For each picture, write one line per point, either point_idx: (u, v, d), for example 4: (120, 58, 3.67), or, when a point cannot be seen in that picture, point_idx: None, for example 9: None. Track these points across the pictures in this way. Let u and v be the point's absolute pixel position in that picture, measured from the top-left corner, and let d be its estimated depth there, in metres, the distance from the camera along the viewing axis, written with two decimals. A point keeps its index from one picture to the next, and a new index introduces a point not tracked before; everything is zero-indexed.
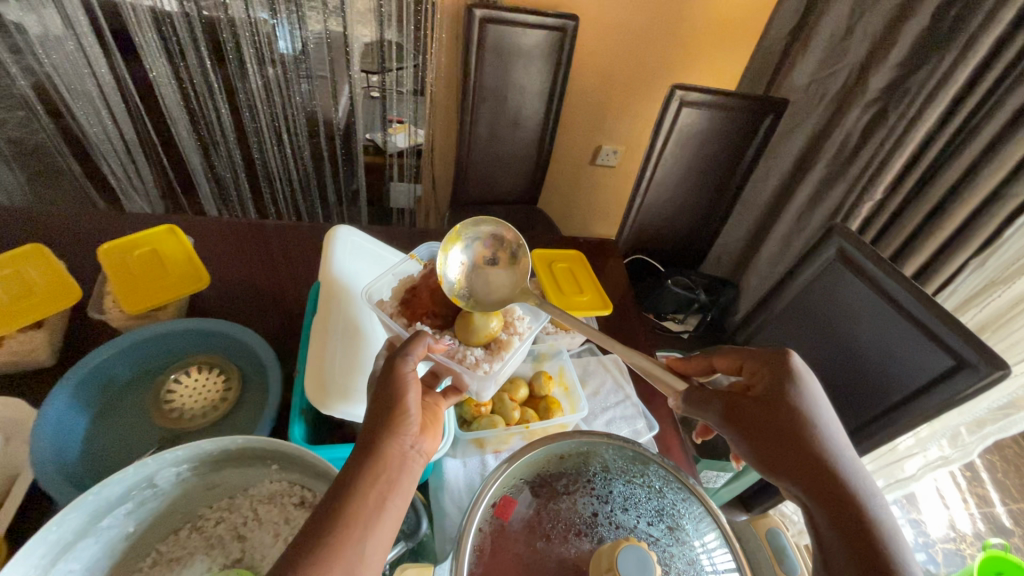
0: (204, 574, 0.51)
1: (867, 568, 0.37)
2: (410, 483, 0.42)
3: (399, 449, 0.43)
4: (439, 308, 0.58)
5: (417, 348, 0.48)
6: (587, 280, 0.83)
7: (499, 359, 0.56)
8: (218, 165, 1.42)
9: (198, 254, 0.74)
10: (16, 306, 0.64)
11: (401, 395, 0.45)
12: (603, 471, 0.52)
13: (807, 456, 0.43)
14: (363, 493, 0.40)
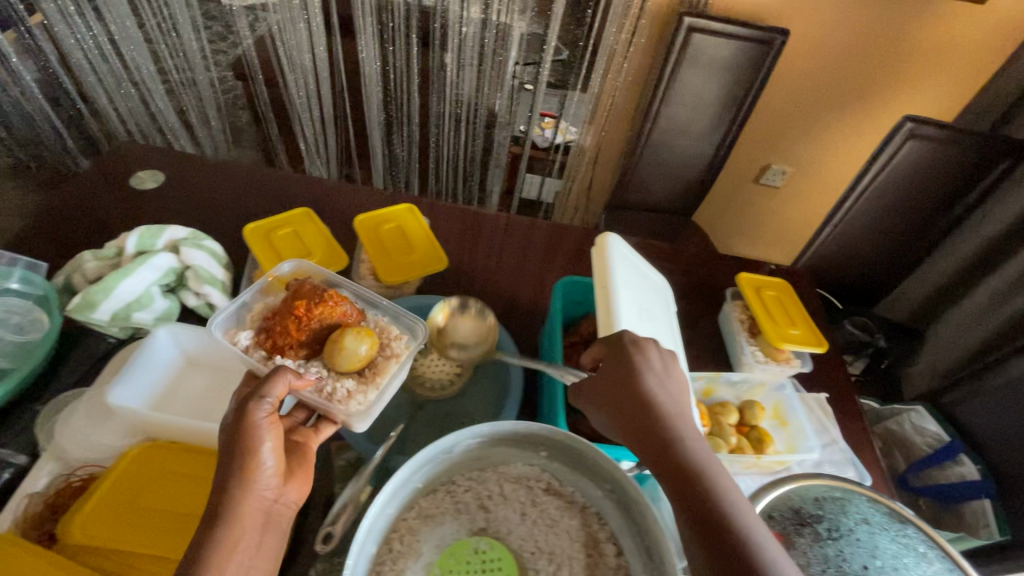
0: (452, 534, 0.56)
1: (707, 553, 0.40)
2: (268, 534, 0.46)
3: (260, 504, 0.47)
4: (302, 337, 0.56)
5: (277, 389, 0.49)
6: (797, 312, 0.80)
7: (373, 386, 0.56)
8: (396, 141, 1.50)
9: (433, 235, 0.79)
10: (296, 263, 0.71)
11: (254, 454, 0.47)
12: (864, 523, 0.51)
13: (659, 438, 0.46)
14: (217, 564, 0.42)
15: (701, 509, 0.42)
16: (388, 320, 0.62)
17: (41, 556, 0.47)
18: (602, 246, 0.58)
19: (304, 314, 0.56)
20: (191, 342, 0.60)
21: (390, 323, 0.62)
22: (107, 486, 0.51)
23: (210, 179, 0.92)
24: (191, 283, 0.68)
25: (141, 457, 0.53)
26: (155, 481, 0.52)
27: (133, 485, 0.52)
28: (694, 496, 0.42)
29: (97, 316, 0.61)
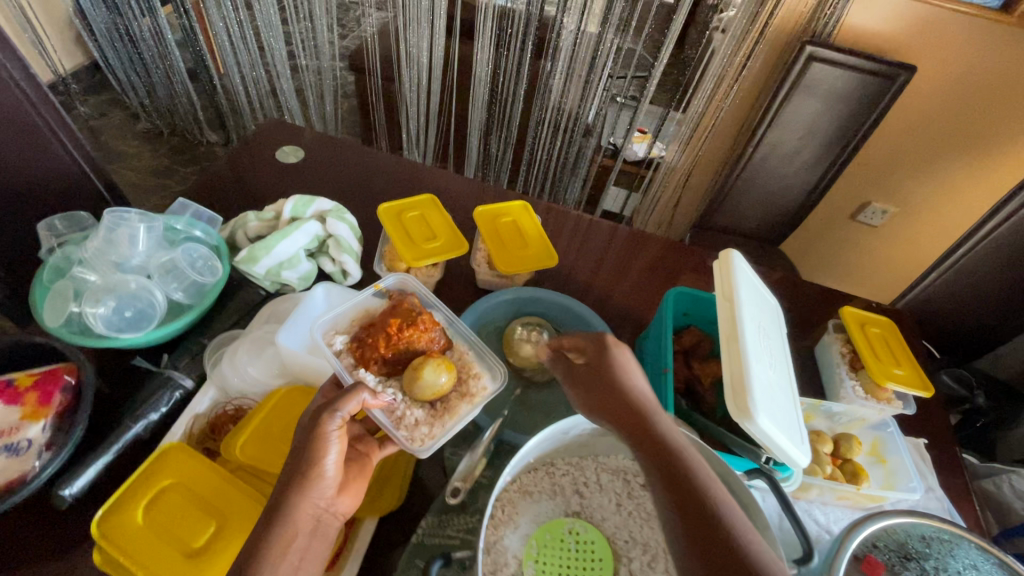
0: (549, 512, 0.60)
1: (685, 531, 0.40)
2: (319, 545, 0.46)
3: (313, 511, 0.47)
4: (387, 355, 0.58)
5: (353, 400, 0.50)
6: (903, 353, 0.78)
7: (442, 422, 0.56)
8: (493, 141, 1.55)
9: (546, 233, 0.83)
10: (421, 242, 0.77)
11: (318, 459, 0.47)
12: (975, 569, 0.50)
13: (639, 433, 0.46)
14: (271, 563, 0.42)
15: (682, 495, 0.41)
16: (470, 357, 0.62)
17: (209, 464, 0.54)
18: (725, 262, 0.60)
19: (395, 333, 0.58)
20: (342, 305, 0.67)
21: (474, 360, 0.62)
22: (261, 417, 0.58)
23: (340, 158, 1.00)
24: (331, 251, 0.75)
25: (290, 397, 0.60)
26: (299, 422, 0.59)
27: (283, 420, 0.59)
28: (676, 485, 0.42)
29: (256, 270, 0.69)
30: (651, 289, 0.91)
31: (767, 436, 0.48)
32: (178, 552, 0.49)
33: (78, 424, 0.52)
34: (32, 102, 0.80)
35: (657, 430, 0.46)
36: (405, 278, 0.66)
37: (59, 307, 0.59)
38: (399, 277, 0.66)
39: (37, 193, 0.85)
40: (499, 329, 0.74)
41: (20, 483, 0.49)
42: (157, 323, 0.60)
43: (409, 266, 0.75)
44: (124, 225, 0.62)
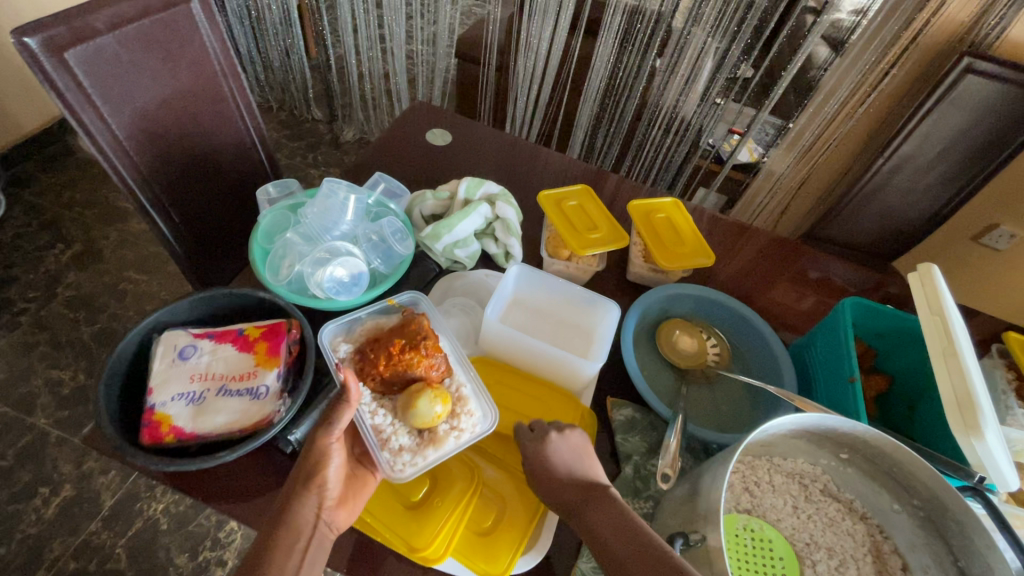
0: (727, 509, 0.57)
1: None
2: (318, 552, 0.47)
3: (313, 518, 0.48)
4: (386, 375, 0.56)
5: (344, 415, 0.50)
6: None
7: (425, 453, 0.54)
8: (599, 140, 1.51)
9: (700, 231, 0.84)
10: (584, 231, 0.79)
11: (321, 468, 0.49)
12: None
13: (589, 519, 0.49)
14: (279, 565, 0.45)
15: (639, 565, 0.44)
16: (471, 391, 0.58)
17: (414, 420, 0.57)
18: (925, 272, 0.58)
19: (396, 355, 0.56)
20: (530, 287, 0.71)
21: (471, 395, 0.58)
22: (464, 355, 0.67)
23: (485, 142, 1.02)
24: (498, 233, 0.77)
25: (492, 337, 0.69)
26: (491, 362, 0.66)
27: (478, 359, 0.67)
28: (632, 559, 0.45)
29: (437, 246, 0.72)
30: (795, 293, 0.89)
31: (993, 455, 0.49)
32: (399, 502, 0.54)
33: (307, 372, 0.56)
34: (222, 73, 0.85)
35: (604, 511, 0.49)
36: (417, 295, 0.64)
37: (277, 266, 0.65)
38: (412, 295, 0.65)
39: (218, 157, 0.91)
40: (655, 322, 0.75)
41: (269, 423, 0.53)
42: (364, 287, 0.65)
43: (573, 255, 0.77)
44: (336, 195, 0.68)
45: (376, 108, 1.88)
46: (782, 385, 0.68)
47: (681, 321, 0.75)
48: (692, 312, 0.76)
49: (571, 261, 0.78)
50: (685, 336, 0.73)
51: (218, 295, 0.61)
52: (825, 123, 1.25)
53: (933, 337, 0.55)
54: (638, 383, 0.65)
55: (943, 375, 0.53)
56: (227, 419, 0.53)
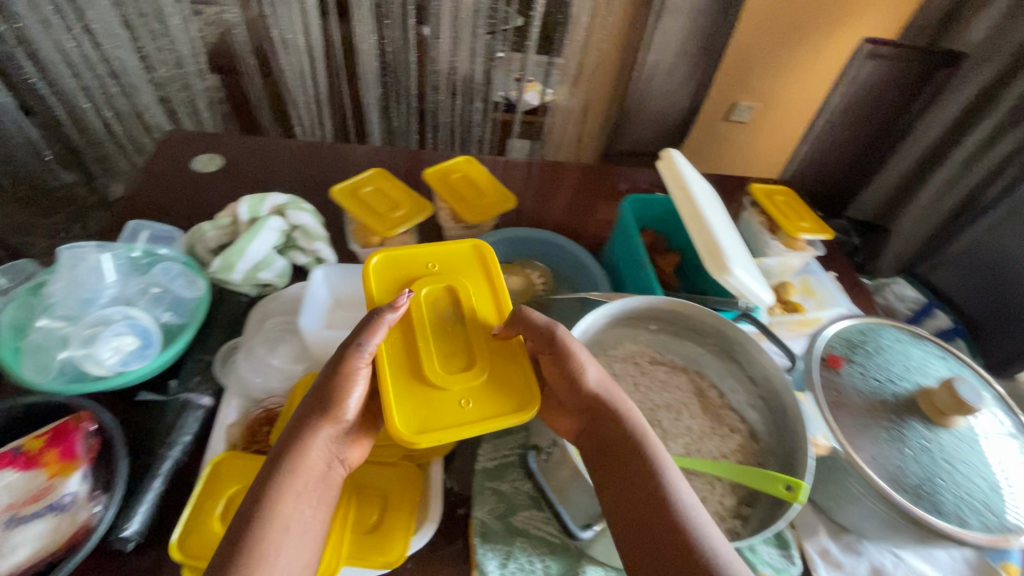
0: None
1: (646, 532, 0.48)
2: (318, 493, 0.49)
3: (325, 457, 0.51)
4: (401, 328, 0.56)
5: (371, 338, 0.51)
6: (804, 210, 0.94)
7: (429, 419, 0.51)
8: (396, 118, 1.49)
9: (497, 179, 0.89)
10: (387, 212, 0.78)
11: (343, 395, 0.51)
12: (896, 339, 0.68)
13: (602, 426, 0.55)
14: (280, 517, 0.45)
15: (634, 487, 0.51)
16: (498, 365, 0.56)
17: (414, 375, 0.53)
18: (668, 160, 0.70)
19: (415, 316, 0.56)
20: (344, 282, 0.68)
21: (496, 375, 0.55)
22: (402, 255, 0.62)
23: (264, 154, 0.95)
24: (301, 242, 0.74)
25: (454, 261, 0.63)
26: (430, 291, 0.59)
27: (416, 277, 0.60)
28: (631, 475, 0.52)
29: (235, 275, 0.67)
30: (597, 208, 0.99)
31: (741, 282, 0.60)
32: None
33: (119, 460, 0.51)
34: None
35: (624, 427, 0.54)
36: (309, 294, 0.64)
37: (40, 361, 0.56)
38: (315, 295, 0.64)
39: None
40: None
41: (88, 529, 0.47)
42: (159, 346, 0.59)
43: (384, 238, 0.77)
44: (85, 261, 0.61)
45: (138, 152, 1.62)
46: (598, 288, 0.76)
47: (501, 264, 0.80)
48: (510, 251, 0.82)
49: (385, 245, 0.78)
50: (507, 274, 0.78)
51: None
52: (582, 49, 1.37)
53: (687, 206, 0.65)
54: None
55: (697, 230, 0.63)
56: (31, 549, 0.46)
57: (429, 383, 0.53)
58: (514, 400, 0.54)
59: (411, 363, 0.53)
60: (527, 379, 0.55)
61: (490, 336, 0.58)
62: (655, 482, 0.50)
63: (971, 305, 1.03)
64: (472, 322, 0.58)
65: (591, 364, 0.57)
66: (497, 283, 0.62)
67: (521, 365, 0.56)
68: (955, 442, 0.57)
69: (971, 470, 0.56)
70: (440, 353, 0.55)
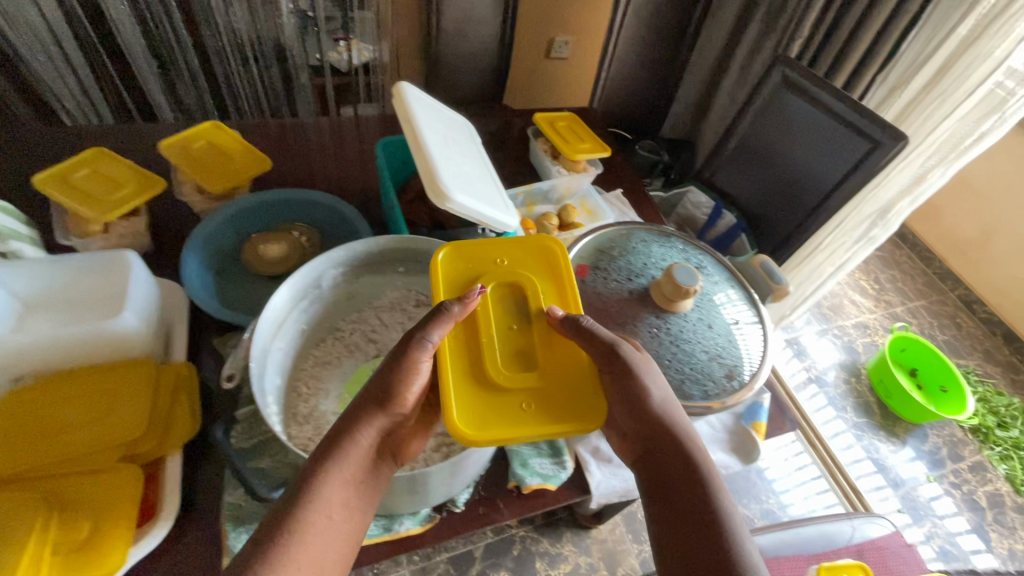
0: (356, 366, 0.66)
1: (684, 547, 0.42)
2: (358, 501, 0.46)
3: (367, 459, 0.48)
4: (467, 329, 0.52)
5: (437, 332, 0.49)
6: (584, 132, 0.95)
7: (490, 427, 0.47)
8: (186, 98, 1.16)
9: (250, 143, 0.81)
10: (104, 195, 0.68)
11: (407, 382, 0.49)
12: (643, 241, 0.71)
13: (660, 444, 0.48)
14: (308, 532, 0.42)
15: (685, 503, 0.45)
16: (564, 369, 0.52)
17: (470, 373, 0.50)
18: (397, 93, 0.66)
19: (483, 316, 0.52)
20: (28, 282, 0.58)
21: (564, 380, 0.52)
22: (471, 245, 0.58)
23: None
24: None
25: (523, 253, 0.59)
26: (497, 285, 0.56)
27: (482, 270, 0.56)
28: (684, 489, 0.45)
29: None
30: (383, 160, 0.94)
31: (466, 206, 0.59)
32: None
33: None
34: None
35: (677, 442, 0.47)
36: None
37: None
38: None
39: None
40: (236, 249, 0.73)
41: None
42: None
43: (105, 225, 0.67)
44: None
45: None
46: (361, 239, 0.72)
47: (258, 234, 0.74)
48: (270, 218, 0.76)
49: (109, 234, 0.68)
50: (263, 243, 0.72)
51: None
52: None
53: (412, 137, 0.62)
54: (209, 306, 0.63)
55: (420, 160, 0.60)
56: None
57: (489, 384, 0.50)
58: (574, 409, 0.50)
59: (472, 361, 0.50)
60: (590, 384, 0.51)
61: (551, 334, 0.53)
62: (709, 500, 0.44)
63: (749, 202, 1.12)
64: (534, 318, 0.54)
65: (652, 372, 0.51)
66: (563, 280, 0.57)
67: (588, 373, 0.51)
68: (681, 324, 0.62)
69: (694, 345, 0.61)
70: (499, 352, 0.51)
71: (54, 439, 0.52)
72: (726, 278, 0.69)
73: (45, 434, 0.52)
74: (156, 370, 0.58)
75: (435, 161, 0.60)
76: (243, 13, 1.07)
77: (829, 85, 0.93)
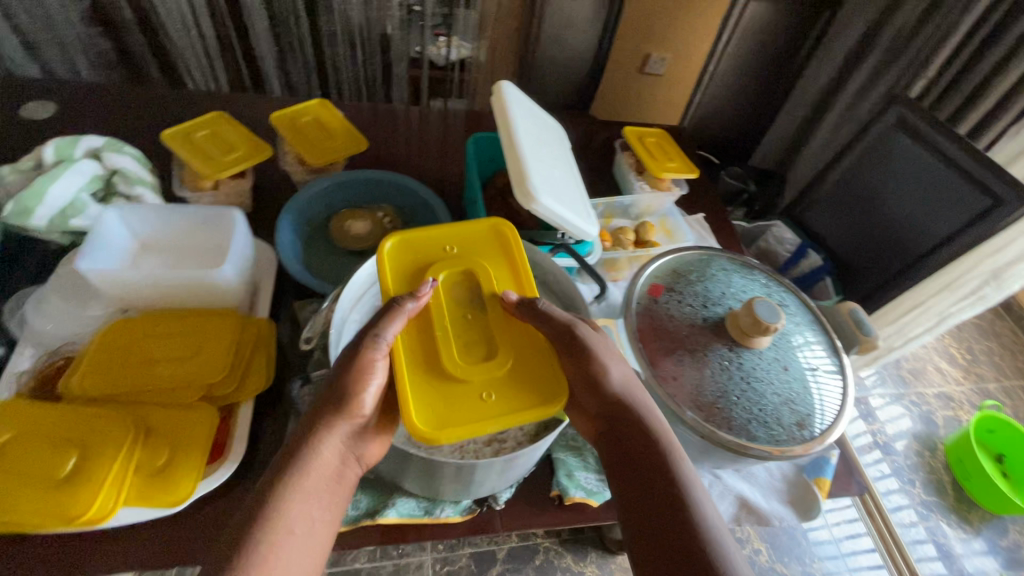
0: None
1: (645, 521, 0.45)
2: (323, 501, 0.45)
3: (336, 456, 0.47)
4: (419, 320, 0.50)
5: (389, 327, 0.47)
6: (673, 151, 0.93)
7: (448, 417, 0.45)
8: (295, 74, 1.24)
9: (350, 123, 0.85)
10: (218, 155, 0.74)
11: (359, 386, 0.47)
12: (723, 268, 0.68)
13: (624, 429, 0.50)
14: (272, 539, 0.41)
15: (647, 484, 0.47)
16: (521, 358, 0.50)
17: (427, 367, 0.48)
18: (497, 91, 0.68)
19: (435, 305, 0.51)
20: (148, 225, 0.65)
21: (529, 367, 0.50)
22: (418, 238, 0.56)
23: (100, 101, 0.87)
24: (121, 187, 0.69)
25: (473, 240, 0.57)
26: (450, 272, 0.54)
27: (432, 259, 0.54)
28: (645, 471, 0.47)
29: (34, 221, 0.63)
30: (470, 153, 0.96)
31: (551, 210, 0.60)
32: (43, 486, 0.48)
33: None
34: None
35: (641, 425, 0.49)
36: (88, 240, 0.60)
37: None
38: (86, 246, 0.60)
39: None
40: (325, 220, 0.78)
41: None
42: None
43: (216, 182, 0.73)
44: None
45: None
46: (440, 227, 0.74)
47: (347, 210, 0.78)
48: (359, 197, 0.80)
49: (218, 190, 0.73)
50: (350, 219, 0.76)
51: None
52: None
53: (507, 135, 0.64)
54: (295, 270, 0.66)
55: (512, 159, 0.61)
56: None
57: (450, 378, 0.48)
58: (541, 389, 0.49)
59: (430, 356, 0.48)
60: (555, 360, 0.51)
61: (509, 319, 0.52)
62: (670, 479, 0.46)
63: (837, 246, 1.07)
64: (491, 307, 0.52)
65: (613, 356, 0.52)
66: (518, 261, 0.56)
67: (549, 356, 0.51)
68: (755, 361, 0.59)
69: (765, 386, 0.58)
70: (459, 346, 0.50)
71: (147, 371, 0.57)
72: (809, 323, 0.65)
73: (137, 361, 0.57)
74: (240, 322, 0.62)
75: (526, 162, 0.61)
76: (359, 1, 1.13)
77: (952, 132, 0.85)
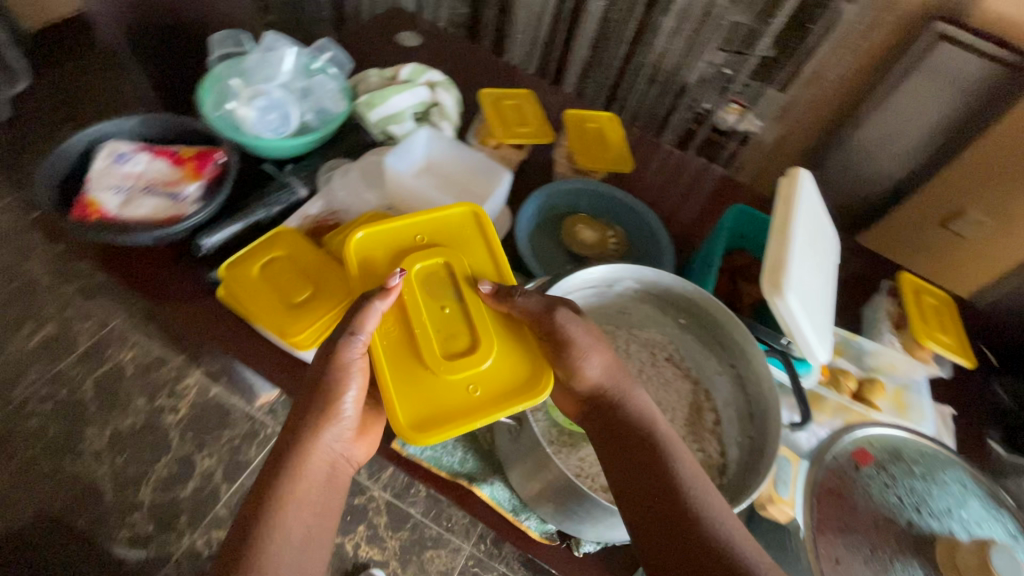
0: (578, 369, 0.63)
1: (647, 510, 0.47)
2: (321, 504, 0.49)
3: (328, 458, 0.50)
4: (395, 313, 0.52)
5: (363, 327, 0.49)
6: (952, 324, 0.78)
7: (433, 405, 0.49)
8: (590, 87, 1.32)
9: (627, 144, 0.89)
10: (512, 125, 0.84)
11: (338, 389, 0.49)
12: (961, 484, 0.55)
13: (615, 418, 0.51)
14: (271, 547, 0.45)
15: (643, 475, 0.48)
16: (495, 359, 0.52)
17: (406, 355, 0.51)
18: (791, 173, 0.64)
19: (409, 301, 0.53)
20: (441, 153, 0.77)
21: (506, 367, 0.52)
22: (386, 230, 0.58)
23: (447, 48, 1.05)
24: (434, 118, 0.83)
25: (444, 231, 0.59)
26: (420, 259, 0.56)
27: (406, 249, 0.57)
28: (638, 463, 0.48)
29: (370, 116, 0.78)
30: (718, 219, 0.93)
31: (793, 312, 0.55)
32: (283, 303, 0.62)
33: (224, 186, 0.67)
34: None
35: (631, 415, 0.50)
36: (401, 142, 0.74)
37: (218, 103, 0.74)
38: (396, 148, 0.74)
39: None
40: (561, 215, 0.81)
41: (176, 221, 0.64)
42: (289, 132, 0.74)
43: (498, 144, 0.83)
44: (276, 47, 0.78)
45: None
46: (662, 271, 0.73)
47: (583, 216, 0.81)
48: (598, 210, 0.83)
49: (496, 149, 0.83)
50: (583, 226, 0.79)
51: (163, 120, 0.73)
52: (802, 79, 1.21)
53: (782, 219, 0.60)
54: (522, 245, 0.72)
55: (776, 244, 0.58)
56: (148, 210, 0.65)
57: (426, 369, 0.50)
58: (523, 374, 0.51)
59: (411, 348, 0.51)
60: (537, 355, 0.52)
61: (480, 306, 0.54)
62: (669, 476, 0.47)
63: None
64: (463, 296, 0.54)
65: (593, 345, 0.51)
66: (494, 249, 0.59)
67: (525, 335, 0.53)
68: None
69: None
70: (438, 336, 0.52)
71: None
72: None
73: None
74: None
75: (790, 253, 0.57)
76: (683, 45, 1.15)
77: None
